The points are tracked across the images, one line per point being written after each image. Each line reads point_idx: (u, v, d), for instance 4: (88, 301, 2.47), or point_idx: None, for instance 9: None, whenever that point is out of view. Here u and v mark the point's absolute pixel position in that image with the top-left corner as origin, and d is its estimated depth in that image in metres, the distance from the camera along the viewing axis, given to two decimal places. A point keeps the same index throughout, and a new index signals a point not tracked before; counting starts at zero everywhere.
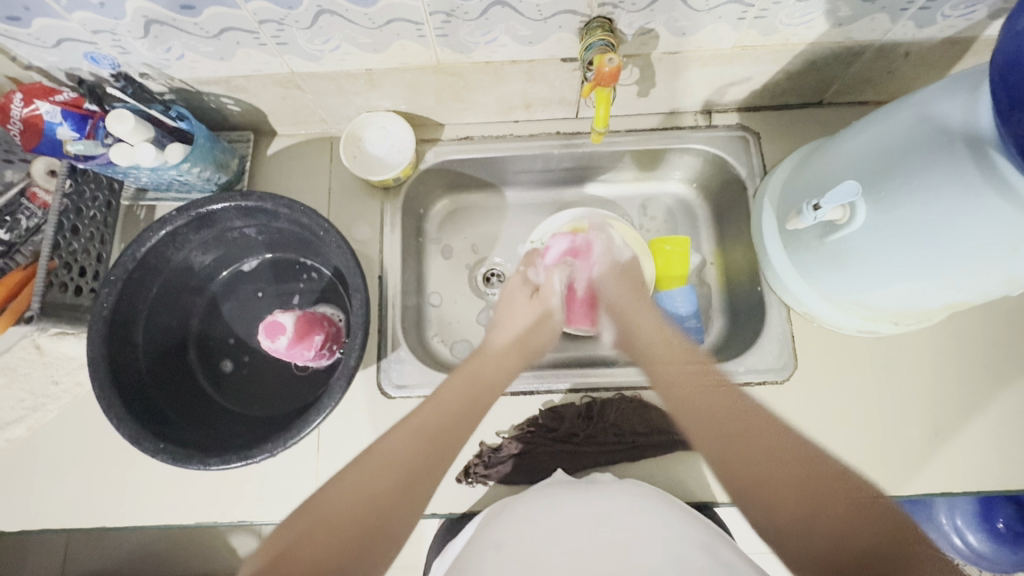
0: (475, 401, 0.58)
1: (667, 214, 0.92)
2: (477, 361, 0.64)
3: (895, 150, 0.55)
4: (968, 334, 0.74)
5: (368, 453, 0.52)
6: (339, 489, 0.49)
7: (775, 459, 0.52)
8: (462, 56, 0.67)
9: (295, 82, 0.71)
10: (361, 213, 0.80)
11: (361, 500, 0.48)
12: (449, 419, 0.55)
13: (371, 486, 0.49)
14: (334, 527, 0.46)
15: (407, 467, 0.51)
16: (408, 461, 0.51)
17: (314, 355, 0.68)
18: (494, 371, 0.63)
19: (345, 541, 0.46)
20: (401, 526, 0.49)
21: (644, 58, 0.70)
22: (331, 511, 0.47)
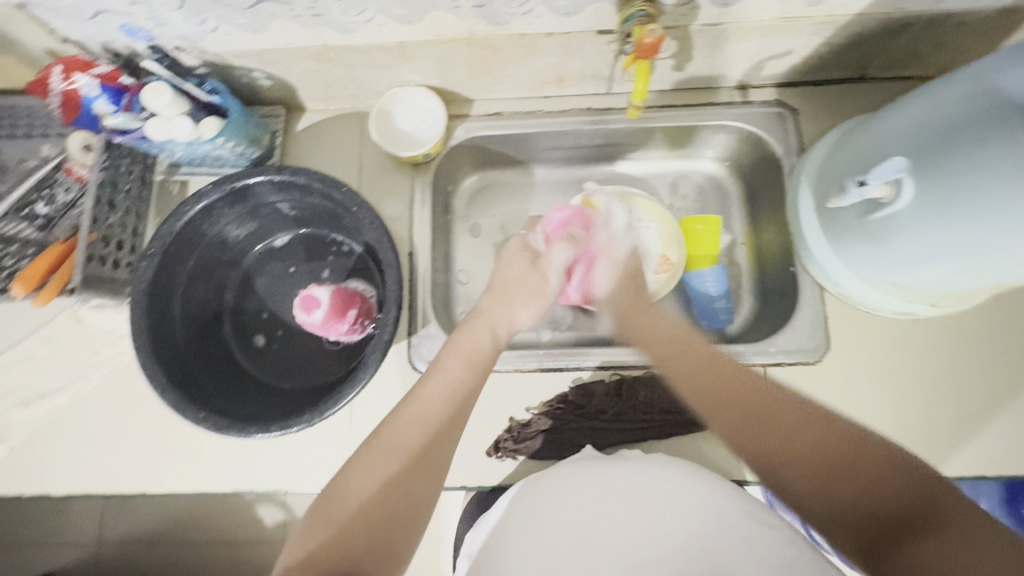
0: (473, 387, 0.60)
1: (698, 192, 0.90)
2: (469, 332, 0.64)
3: (947, 126, 0.54)
4: (1009, 315, 0.73)
5: (385, 432, 0.55)
6: (361, 472, 0.52)
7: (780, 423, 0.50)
8: (497, 28, 0.66)
9: (328, 55, 0.70)
10: (390, 189, 0.80)
11: (383, 483, 0.52)
12: (455, 400, 0.58)
13: (391, 465, 0.52)
14: (361, 511, 0.50)
15: (417, 453, 0.54)
16: (415, 451, 0.54)
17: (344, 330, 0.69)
18: (486, 339, 0.64)
19: (372, 522, 0.49)
20: (414, 511, 0.52)
21: (683, 30, 0.68)
22: (356, 495, 0.51)
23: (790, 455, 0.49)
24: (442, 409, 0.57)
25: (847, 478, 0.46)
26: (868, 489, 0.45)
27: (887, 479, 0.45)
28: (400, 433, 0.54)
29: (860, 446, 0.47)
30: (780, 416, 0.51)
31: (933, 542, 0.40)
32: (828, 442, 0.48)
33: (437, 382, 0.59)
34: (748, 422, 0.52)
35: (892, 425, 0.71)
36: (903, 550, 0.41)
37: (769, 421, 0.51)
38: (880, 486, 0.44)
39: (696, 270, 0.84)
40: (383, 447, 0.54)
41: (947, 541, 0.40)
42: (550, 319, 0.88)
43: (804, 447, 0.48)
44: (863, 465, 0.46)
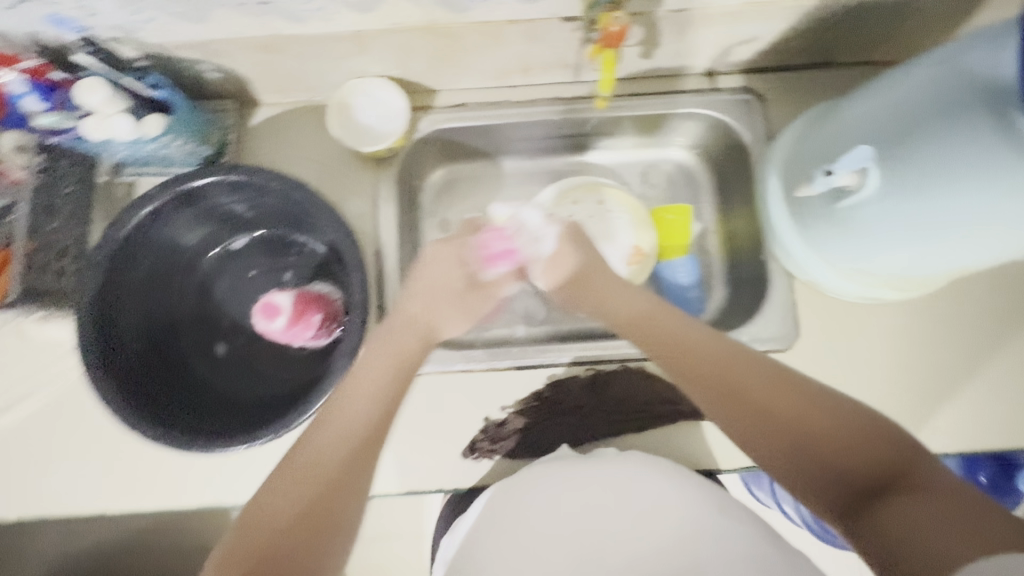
0: (397, 392, 0.57)
1: (668, 181, 0.89)
2: (397, 337, 0.61)
3: (912, 114, 0.54)
4: (970, 297, 0.74)
5: (298, 454, 0.52)
6: (289, 486, 0.51)
7: (765, 402, 0.50)
8: (457, 15, 0.63)
9: (280, 46, 0.66)
10: (353, 186, 0.77)
11: (300, 499, 0.50)
12: (372, 407, 0.55)
13: (315, 482, 0.51)
14: (288, 532, 0.49)
15: (342, 467, 0.52)
16: (336, 468, 0.51)
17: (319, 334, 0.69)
18: (412, 341, 0.62)
19: (291, 541, 0.49)
20: (338, 529, 0.51)
21: (650, 17, 0.66)
22: (274, 517, 0.49)
23: (779, 429, 0.49)
24: (363, 422, 0.54)
25: (834, 449, 0.46)
26: (848, 457, 0.46)
27: (869, 447, 0.45)
28: (324, 447, 0.52)
29: (846, 419, 0.47)
30: (767, 394, 0.50)
31: (909, 503, 0.41)
32: (810, 416, 0.48)
33: (354, 395, 0.55)
34: (735, 402, 0.51)
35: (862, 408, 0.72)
36: (885, 512, 0.42)
37: (757, 398, 0.50)
38: (859, 452, 0.45)
39: (670, 258, 0.85)
40: (308, 463, 0.52)
41: (924, 500, 0.41)
42: (524, 314, 0.87)
43: (792, 425, 0.48)
44: (848, 438, 0.46)
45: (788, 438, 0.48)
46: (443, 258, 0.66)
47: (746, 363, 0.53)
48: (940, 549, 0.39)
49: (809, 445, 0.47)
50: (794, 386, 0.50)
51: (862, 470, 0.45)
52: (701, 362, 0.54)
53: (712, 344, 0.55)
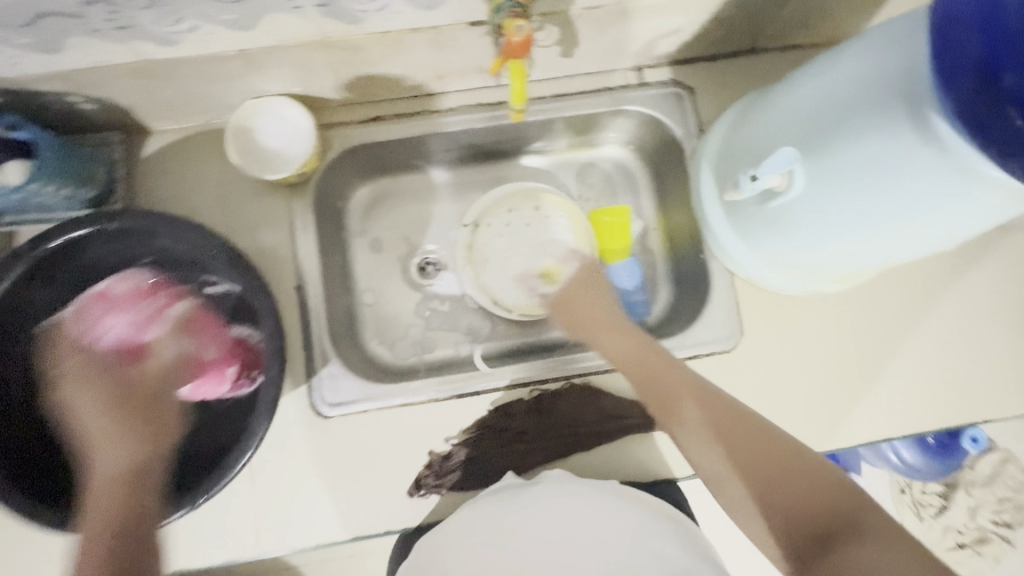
0: (130, 489, 0.51)
1: (606, 180, 0.86)
2: (97, 461, 0.54)
3: (829, 112, 0.52)
4: (908, 280, 0.74)
5: None
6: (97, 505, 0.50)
7: (731, 439, 0.51)
8: (352, 27, 0.57)
9: (155, 70, 0.59)
10: (265, 215, 0.71)
11: None
12: (110, 503, 0.50)
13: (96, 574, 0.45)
14: None
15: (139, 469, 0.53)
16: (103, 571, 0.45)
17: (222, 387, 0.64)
18: (118, 459, 0.54)
19: None
20: None
21: (562, 16, 0.62)
22: None
23: (748, 465, 0.49)
24: (109, 520, 0.48)
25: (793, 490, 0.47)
26: (803, 501, 0.46)
27: (822, 493, 0.46)
28: (93, 523, 0.48)
29: (803, 463, 0.48)
30: (742, 430, 0.51)
31: (854, 548, 0.42)
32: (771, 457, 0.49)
33: (96, 507, 0.50)
34: (714, 433, 0.52)
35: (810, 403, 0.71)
36: (833, 554, 0.42)
37: (733, 431, 0.52)
38: (812, 495, 0.46)
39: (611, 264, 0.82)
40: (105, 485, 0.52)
41: (870, 548, 0.42)
42: (467, 331, 0.82)
43: (757, 460, 0.49)
44: (804, 481, 0.47)
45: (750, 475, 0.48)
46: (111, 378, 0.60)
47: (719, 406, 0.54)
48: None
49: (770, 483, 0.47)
50: (764, 428, 0.51)
51: (817, 515, 0.45)
52: (690, 393, 0.57)
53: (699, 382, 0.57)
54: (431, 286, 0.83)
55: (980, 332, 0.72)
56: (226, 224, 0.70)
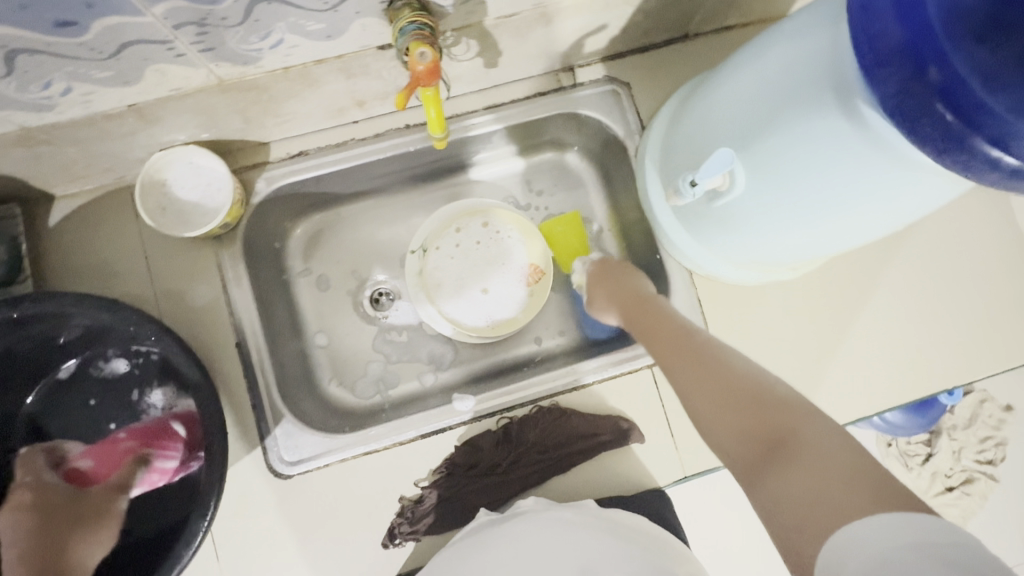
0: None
1: (554, 186, 0.83)
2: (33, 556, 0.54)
3: (764, 100, 0.50)
4: (867, 254, 0.72)
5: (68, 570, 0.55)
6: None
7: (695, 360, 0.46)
8: (248, 67, 0.52)
9: (38, 138, 0.54)
10: (193, 272, 0.66)
11: None
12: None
13: None
14: None
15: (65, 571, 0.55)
16: None
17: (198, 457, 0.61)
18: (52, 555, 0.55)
19: None
20: None
21: (477, 28, 0.58)
22: None
23: (707, 397, 0.43)
24: None
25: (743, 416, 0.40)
26: (756, 415, 0.40)
27: (771, 404, 0.40)
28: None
29: (760, 387, 0.41)
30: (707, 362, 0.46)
31: (796, 466, 0.35)
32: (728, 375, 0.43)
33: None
34: (679, 371, 0.47)
35: None
36: (769, 473, 0.36)
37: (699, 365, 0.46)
38: (758, 419, 0.39)
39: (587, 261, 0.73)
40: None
41: (810, 459, 0.35)
42: (430, 360, 0.79)
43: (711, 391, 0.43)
44: (765, 393, 0.41)
45: (706, 392, 0.44)
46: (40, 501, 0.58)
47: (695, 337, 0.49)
48: (812, 517, 0.32)
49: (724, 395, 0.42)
50: (729, 360, 0.45)
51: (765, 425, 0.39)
52: (663, 336, 0.51)
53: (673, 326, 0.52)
54: (386, 317, 0.80)
55: (940, 293, 0.72)
56: (153, 286, 0.65)
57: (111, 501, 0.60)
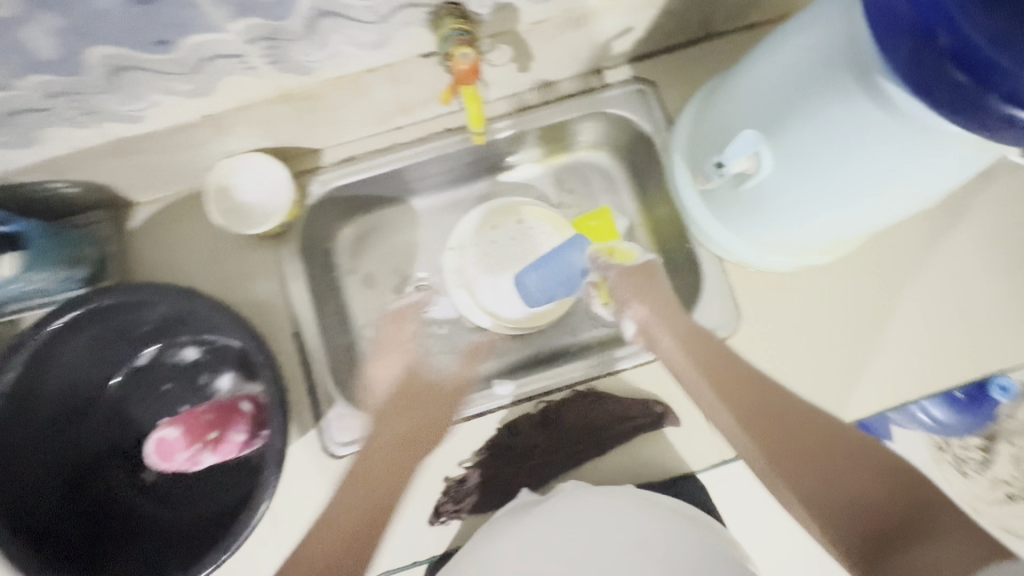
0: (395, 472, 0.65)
1: (585, 184, 0.87)
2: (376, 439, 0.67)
3: (786, 86, 0.52)
4: (900, 239, 0.73)
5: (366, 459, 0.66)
6: (330, 524, 0.61)
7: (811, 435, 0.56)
8: (308, 77, 0.58)
9: (128, 147, 0.61)
10: (255, 268, 0.72)
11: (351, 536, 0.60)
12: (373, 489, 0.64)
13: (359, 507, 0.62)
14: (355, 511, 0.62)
15: (396, 466, 0.66)
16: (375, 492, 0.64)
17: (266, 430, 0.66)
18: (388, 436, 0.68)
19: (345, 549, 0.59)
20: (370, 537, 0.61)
21: (511, 34, 0.63)
22: (334, 524, 0.61)
23: (819, 497, 0.52)
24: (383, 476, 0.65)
25: (853, 489, 0.51)
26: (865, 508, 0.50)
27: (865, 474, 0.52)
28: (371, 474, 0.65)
29: (851, 441, 0.55)
30: (796, 423, 0.57)
31: (925, 548, 0.45)
32: (851, 450, 0.54)
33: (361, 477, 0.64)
34: (793, 474, 0.54)
35: (819, 375, 0.70)
36: (901, 555, 0.46)
37: (800, 437, 0.56)
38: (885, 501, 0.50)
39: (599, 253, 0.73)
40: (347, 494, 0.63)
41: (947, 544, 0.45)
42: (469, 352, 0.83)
43: (805, 443, 0.56)
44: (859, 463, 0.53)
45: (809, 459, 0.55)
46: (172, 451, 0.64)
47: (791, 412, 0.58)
48: None
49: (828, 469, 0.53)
50: (834, 431, 0.56)
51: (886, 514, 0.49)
52: (729, 382, 0.61)
53: (739, 372, 0.62)
54: (429, 311, 0.84)
55: (981, 277, 0.71)
56: (222, 281, 0.72)
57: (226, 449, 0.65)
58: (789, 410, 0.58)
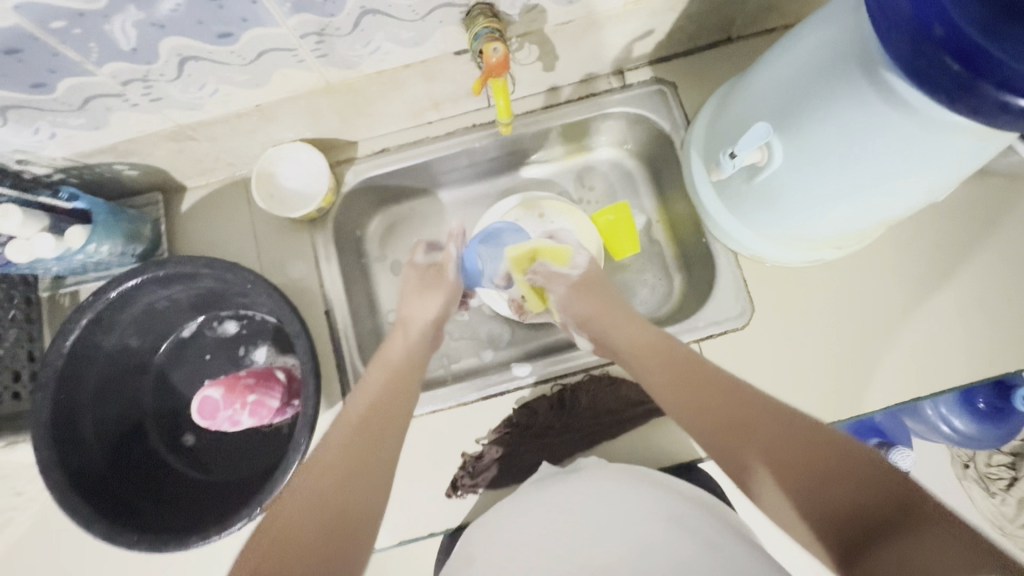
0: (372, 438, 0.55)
1: (605, 181, 0.90)
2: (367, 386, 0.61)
3: (800, 82, 0.55)
4: (914, 239, 0.74)
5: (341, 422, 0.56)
6: (300, 492, 0.49)
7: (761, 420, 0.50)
8: (350, 71, 0.63)
9: (186, 133, 0.67)
10: (292, 250, 0.77)
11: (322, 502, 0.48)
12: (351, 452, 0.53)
13: (334, 475, 0.50)
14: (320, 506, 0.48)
15: (375, 436, 0.55)
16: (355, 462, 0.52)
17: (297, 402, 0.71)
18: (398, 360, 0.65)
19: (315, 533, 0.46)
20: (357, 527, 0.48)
21: (538, 34, 0.67)
22: (300, 502, 0.48)
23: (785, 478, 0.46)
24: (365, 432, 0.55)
25: (830, 487, 0.43)
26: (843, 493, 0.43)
27: (832, 456, 0.45)
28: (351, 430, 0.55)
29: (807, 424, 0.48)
30: (747, 412, 0.51)
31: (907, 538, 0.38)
32: (807, 437, 0.47)
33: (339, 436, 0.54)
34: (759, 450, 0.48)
35: (831, 369, 0.71)
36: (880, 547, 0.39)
37: (758, 430, 0.49)
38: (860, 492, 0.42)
39: (538, 262, 0.75)
40: (320, 461, 0.52)
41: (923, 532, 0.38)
42: (489, 339, 0.86)
43: (771, 441, 0.48)
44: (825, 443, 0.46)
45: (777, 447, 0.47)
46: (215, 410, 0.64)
47: (743, 393, 0.53)
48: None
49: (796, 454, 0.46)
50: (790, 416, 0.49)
51: (856, 504, 0.42)
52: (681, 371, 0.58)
53: (693, 367, 0.58)
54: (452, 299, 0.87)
55: (999, 278, 0.71)
56: (261, 261, 0.77)
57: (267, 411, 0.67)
58: (744, 396, 0.52)
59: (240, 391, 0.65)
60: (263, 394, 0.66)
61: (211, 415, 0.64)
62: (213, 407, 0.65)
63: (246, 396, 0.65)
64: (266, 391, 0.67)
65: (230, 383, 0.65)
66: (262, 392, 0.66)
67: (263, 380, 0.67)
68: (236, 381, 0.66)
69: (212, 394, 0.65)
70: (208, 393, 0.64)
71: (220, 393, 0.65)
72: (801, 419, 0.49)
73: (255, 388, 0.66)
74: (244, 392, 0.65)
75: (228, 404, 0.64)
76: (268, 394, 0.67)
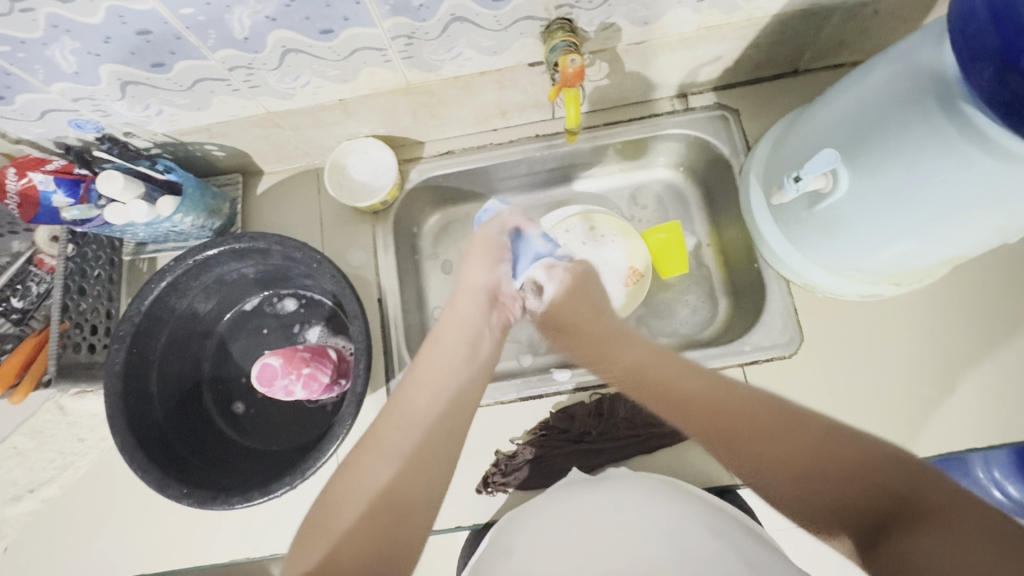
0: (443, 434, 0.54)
1: (658, 201, 0.91)
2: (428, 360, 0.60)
3: (872, 110, 0.55)
4: (977, 284, 0.72)
5: (404, 403, 0.55)
6: (345, 486, 0.49)
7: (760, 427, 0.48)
8: (431, 74, 0.68)
9: (273, 120, 0.72)
10: (354, 238, 0.81)
11: (376, 498, 0.48)
12: (415, 448, 0.52)
13: (390, 466, 0.50)
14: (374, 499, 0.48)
15: (423, 433, 0.53)
16: (419, 455, 0.51)
17: (343, 381, 0.74)
18: (456, 330, 0.63)
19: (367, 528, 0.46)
20: (408, 521, 0.49)
21: (610, 52, 0.70)
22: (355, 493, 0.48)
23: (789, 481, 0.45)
24: (428, 421, 0.54)
25: (834, 485, 0.43)
26: (853, 490, 0.42)
27: (840, 455, 0.44)
28: (412, 413, 0.54)
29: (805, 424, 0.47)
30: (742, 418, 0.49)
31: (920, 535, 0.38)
32: (812, 438, 0.46)
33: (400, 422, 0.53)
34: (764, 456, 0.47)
35: (879, 409, 0.69)
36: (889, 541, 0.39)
37: (759, 436, 0.48)
38: (866, 490, 0.42)
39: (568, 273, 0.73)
40: (364, 458, 0.51)
41: (942, 534, 0.37)
42: (529, 344, 0.88)
43: (770, 450, 0.46)
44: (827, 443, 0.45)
45: (781, 451, 0.46)
46: (273, 378, 0.66)
47: (737, 395, 0.51)
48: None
49: (798, 458, 0.45)
50: (790, 415, 0.48)
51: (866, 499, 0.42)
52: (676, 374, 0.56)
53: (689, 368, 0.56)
54: None
55: None
56: (324, 246, 0.81)
57: (317, 387, 0.69)
58: (738, 401, 0.50)
59: (298, 364, 0.67)
60: (316, 371, 0.69)
61: (269, 382, 0.66)
62: (271, 375, 0.66)
63: (302, 369, 0.68)
64: (321, 368, 0.69)
65: (291, 355, 0.67)
66: (317, 368, 0.69)
67: (317, 358, 0.70)
68: (294, 354, 0.68)
69: (273, 363, 0.66)
70: (269, 361, 0.66)
71: (280, 363, 0.66)
72: (802, 416, 0.48)
73: (312, 362, 0.69)
74: (302, 365, 0.68)
75: (286, 374, 0.66)
76: (321, 371, 0.69)
